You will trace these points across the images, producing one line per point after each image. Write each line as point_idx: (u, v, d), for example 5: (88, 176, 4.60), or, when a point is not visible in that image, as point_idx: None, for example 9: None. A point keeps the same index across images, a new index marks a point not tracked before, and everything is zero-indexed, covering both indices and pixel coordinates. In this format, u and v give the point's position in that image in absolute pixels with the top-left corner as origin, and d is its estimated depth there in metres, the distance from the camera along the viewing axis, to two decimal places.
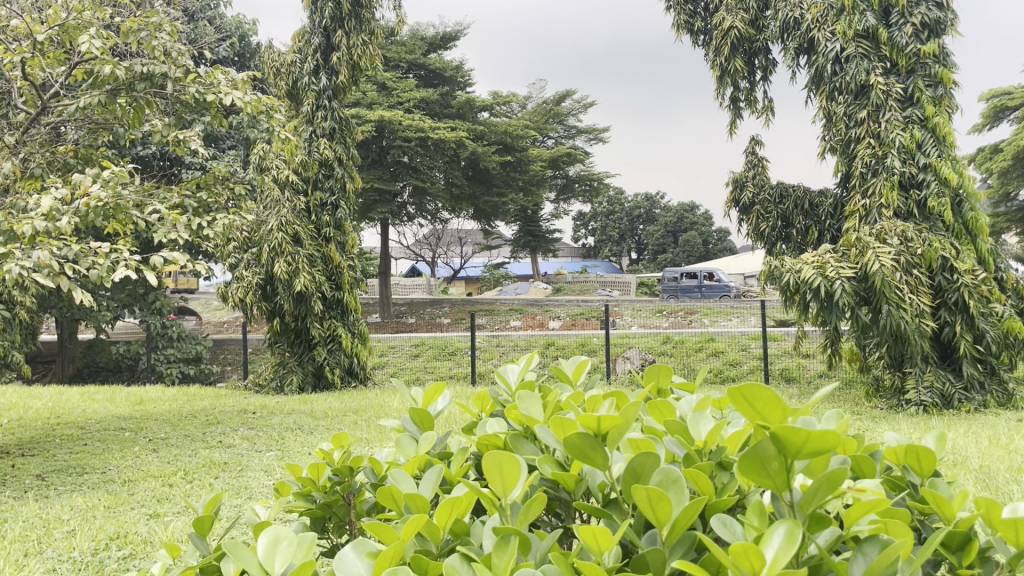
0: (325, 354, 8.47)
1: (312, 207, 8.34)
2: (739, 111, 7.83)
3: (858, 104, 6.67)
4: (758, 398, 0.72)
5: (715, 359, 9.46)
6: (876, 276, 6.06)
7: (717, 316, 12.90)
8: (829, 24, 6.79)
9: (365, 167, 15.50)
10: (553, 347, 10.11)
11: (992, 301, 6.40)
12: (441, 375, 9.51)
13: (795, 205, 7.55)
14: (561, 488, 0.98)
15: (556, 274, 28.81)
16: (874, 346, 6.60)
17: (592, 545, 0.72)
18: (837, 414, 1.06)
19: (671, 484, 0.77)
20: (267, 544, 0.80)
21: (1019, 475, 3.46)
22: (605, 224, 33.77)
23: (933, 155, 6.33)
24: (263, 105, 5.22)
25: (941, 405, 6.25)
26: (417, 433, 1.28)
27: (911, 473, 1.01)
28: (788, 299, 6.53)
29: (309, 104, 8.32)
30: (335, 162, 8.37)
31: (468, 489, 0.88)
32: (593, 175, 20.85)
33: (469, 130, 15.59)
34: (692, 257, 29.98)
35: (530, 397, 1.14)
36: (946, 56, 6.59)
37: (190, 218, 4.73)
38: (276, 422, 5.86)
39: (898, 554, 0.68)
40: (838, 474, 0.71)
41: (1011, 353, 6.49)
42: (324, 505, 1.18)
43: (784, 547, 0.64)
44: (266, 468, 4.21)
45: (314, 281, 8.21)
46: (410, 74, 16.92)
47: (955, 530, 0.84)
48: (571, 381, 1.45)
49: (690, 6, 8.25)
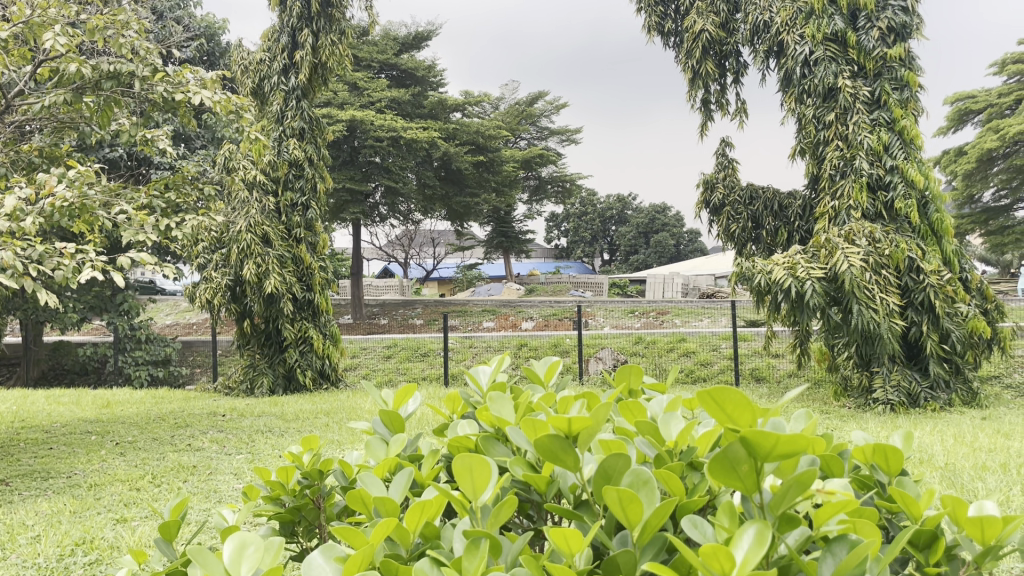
0: (296, 356, 8.41)
1: (282, 207, 8.26)
2: (710, 113, 7.89)
3: (826, 107, 6.76)
4: (728, 401, 0.72)
5: (686, 360, 9.51)
6: (845, 277, 6.13)
7: (688, 317, 12.98)
8: (797, 28, 6.89)
9: (337, 167, 15.32)
10: (525, 348, 10.13)
11: (958, 301, 6.50)
12: (414, 376, 9.49)
13: (764, 206, 7.63)
14: (533, 489, 0.98)
15: (530, 275, 28.82)
16: (842, 346, 6.68)
17: (564, 547, 0.72)
18: (806, 414, 1.07)
19: (642, 485, 0.77)
20: (233, 550, 0.79)
21: (983, 472, 3.51)
22: (578, 224, 33.98)
23: (899, 157, 6.44)
24: (232, 104, 5.14)
25: (907, 404, 6.34)
26: (388, 435, 1.26)
27: (879, 472, 1.02)
28: (759, 300, 6.58)
29: (278, 104, 8.27)
30: (305, 163, 8.32)
31: (439, 493, 0.87)
32: (565, 176, 20.96)
33: (439, 129, 15.59)
34: (663, 258, 30.20)
35: (502, 398, 1.13)
36: (912, 59, 6.67)
37: (158, 219, 4.63)
38: (246, 424, 5.80)
39: (867, 553, 0.68)
40: (807, 475, 0.71)
41: (975, 352, 6.60)
42: (293, 510, 1.17)
43: (754, 549, 0.64)
44: (235, 471, 4.16)
45: (284, 282, 8.12)
46: (382, 75, 16.84)
47: (922, 528, 0.85)
48: (542, 382, 1.44)
49: (662, 7, 8.29)
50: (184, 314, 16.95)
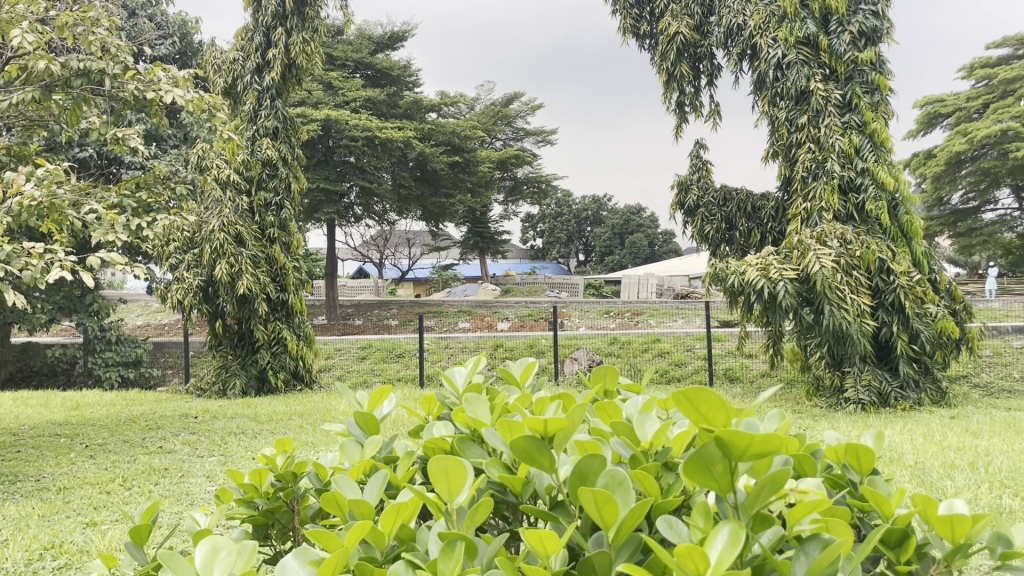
0: (268, 357, 8.35)
1: (256, 207, 8.19)
2: (685, 115, 7.94)
3: (799, 109, 6.83)
4: (703, 402, 0.73)
5: (661, 360, 9.57)
6: (817, 278, 6.20)
7: (663, 317, 13.06)
8: (770, 31, 6.94)
9: (311, 167, 15.22)
10: (501, 349, 10.14)
11: (927, 301, 6.59)
12: (389, 378, 9.45)
13: (738, 208, 7.69)
14: (508, 491, 0.98)
15: (506, 275, 28.85)
16: (814, 346, 6.74)
17: (539, 549, 0.72)
18: (779, 414, 1.07)
19: (617, 485, 0.77)
20: (205, 555, 0.78)
21: (952, 471, 3.57)
22: (554, 225, 34.07)
23: (870, 159, 6.53)
24: (205, 103, 5.08)
25: (878, 403, 6.43)
26: (363, 437, 1.26)
27: (851, 472, 1.03)
28: (732, 300, 6.63)
29: (251, 103, 8.21)
30: (279, 162, 8.25)
31: (414, 495, 0.87)
32: (541, 177, 21.01)
33: (415, 129, 15.56)
34: (638, 259, 30.36)
35: (478, 399, 1.13)
36: (882, 63, 6.76)
37: (129, 218, 4.57)
38: (218, 426, 5.75)
39: (839, 553, 0.69)
40: (781, 475, 0.71)
41: (943, 352, 6.70)
42: (266, 513, 1.16)
43: (728, 549, 0.65)
44: (208, 474, 4.12)
45: (257, 282, 8.05)
46: (357, 74, 16.75)
47: (893, 527, 0.86)
48: (518, 383, 1.44)
49: (637, 10, 8.33)
50: (155, 314, 16.80)
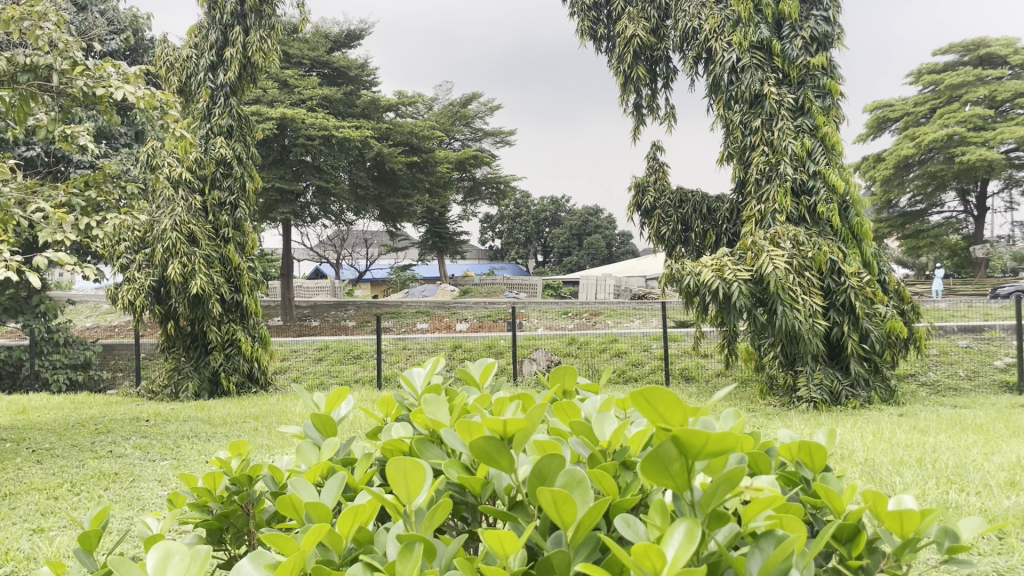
0: (221, 359, 8.22)
1: (209, 207, 8.06)
2: (642, 117, 8.00)
3: (753, 113, 6.93)
4: (659, 401, 0.74)
5: (618, 360, 9.63)
6: (770, 279, 6.30)
7: (620, 317, 13.16)
8: (725, 35, 7.02)
9: (267, 166, 15.01)
10: (459, 350, 10.12)
11: (877, 302, 6.73)
12: (346, 379, 9.37)
13: (693, 209, 7.78)
14: (467, 492, 0.98)
15: (464, 276, 28.79)
16: (768, 346, 6.85)
17: (498, 550, 0.72)
18: (734, 413, 1.09)
19: (576, 484, 0.77)
20: (158, 560, 0.76)
21: (901, 467, 3.65)
22: (512, 226, 34.13)
23: (822, 162, 6.66)
24: (157, 100, 4.97)
25: (829, 402, 6.56)
26: (320, 440, 1.24)
27: (804, 469, 1.05)
28: (688, 301, 6.70)
29: (204, 101, 8.06)
30: (233, 161, 8.12)
31: (372, 498, 0.86)
32: (499, 178, 21.04)
33: (372, 129, 15.47)
34: (595, 260, 30.57)
35: (436, 401, 1.13)
36: (834, 68, 6.90)
37: (77, 218, 4.46)
38: (171, 429, 5.65)
39: (792, 548, 0.70)
40: (735, 473, 0.72)
41: (892, 352, 6.86)
42: (220, 517, 1.14)
43: (684, 546, 0.65)
44: (160, 478, 4.04)
45: (211, 283, 7.92)
46: (314, 73, 16.57)
47: (844, 523, 0.88)
48: (478, 384, 1.44)
49: (594, 12, 8.38)
50: (105, 315, 16.43)
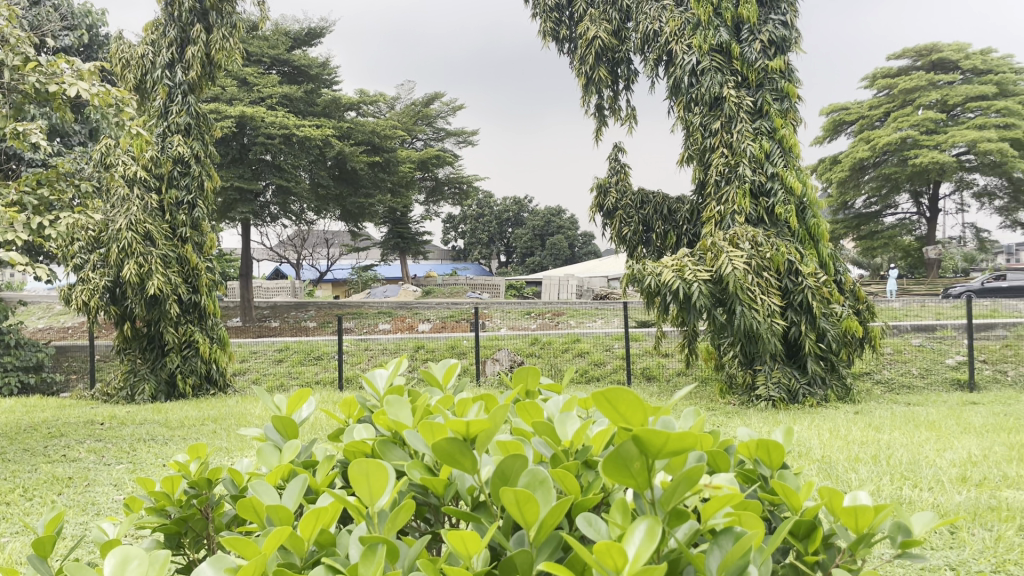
0: (178, 361, 8.09)
1: (166, 206, 7.93)
2: (604, 119, 8.04)
3: (712, 115, 7.01)
4: (620, 401, 0.74)
5: (580, 360, 9.68)
6: (729, 279, 6.38)
7: (582, 317, 13.24)
8: (685, 38, 7.09)
9: (225, 165, 14.79)
10: (421, 350, 10.09)
11: (833, 302, 6.85)
12: (307, 381, 9.27)
13: (654, 210, 7.85)
14: (430, 493, 0.98)
15: (426, 277, 28.68)
16: (727, 345, 6.94)
17: (461, 550, 0.71)
18: (694, 412, 1.10)
19: (539, 484, 0.78)
20: (115, 564, 0.75)
21: (857, 464, 3.73)
22: (474, 227, 34.10)
23: (779, 164, 6.76)
24: (112, 98, 4.87)
25: (787, 400, 6.66)
26: (281, 442, 1.23)
27: (762, 466, 1.07)
28: (649, 301, 6.76)
29: (161, 99, 7.91)
30: (191, 160, 7.99)
31: (334, 499, 0.86)
32: (461, 178, 21.01)
33: (334, 128, 15.35)
34: (558, 261, 30.67)
35: (399, 402, 1.13)
36: (791, 72, 7.01)
37: (29, 217, 4.36)
38: (127, 433, 5.55)
39: (750, 545, 0.71)
40: (695, 471, 0.73)
41: (848, 350, 6.98)
42: (179, 521, 1.12)
43: (645, 543, 0.66)
44: (115, 482, 3.97)
45: (168, 283, 7.79)
46: (274, 71, 16.38)
47: (801, 519, 0.90)
48: (441, 385, 1.44)
49: (557, 13, 8.39)
50: (58, 317, 16.07)
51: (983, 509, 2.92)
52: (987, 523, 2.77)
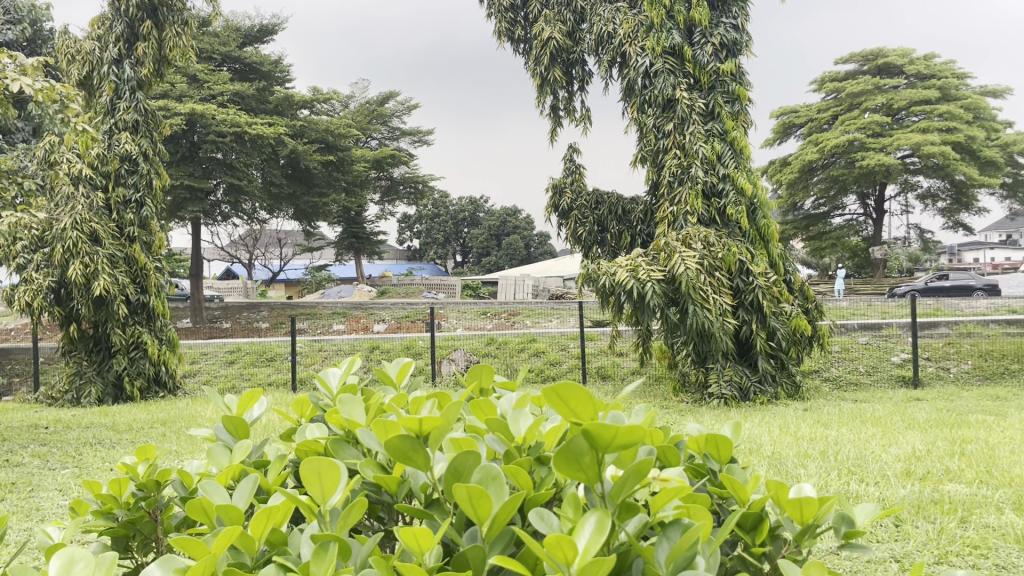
0: (125, 363, 7.92)
1: (113, 204, 7.74)
2: (559, 119, 8.08)
3: (665, 117, 7.10)
4: (571, 397, 0.75)
5: (536, 360, 9.71)
6: (682, 278, 6.47)
7: (538, 317, 13.28)
8: (639, 40, 7.16)
9: (174, 163, 14.51)
10: (376, 351, 10.01)
11: (783, 301, 6.97)
12: (259, 382, 9.14)
13: (609, 211, 7.91)
14: (383, 491, 0.98)
15: (381, 277, 28.47)
16: (680, 344, 7.02)
17: (413, 546, 0.72)
18: (645, 408, 1.11)
19: (491, 480, 0.78)
20: (60, 566, 0.73)
21: (806, 459, 3.81)
22: (430, 227, 33.98)
23: (730, 166, 6.87)
24: (57, 93, 4.74)
25: (739, 397, 6.76)
26: (232, 442, 1.22)
27: (711, 460, 1.08)
28: (604, 301, 6.81)
29: (108, 95, 7.73)
30: (139, 158, 7.81)
31: (285, 498, 0.85)
32: (417, 177, 20.92)
33: (286, 126, 15.19)
34: (514, 261, 30.71)
35: (352, 400, 1.12)
36: (742, 75, 7.13)
37: None
38: (73, 436, 5.41)
39: (698, 537, 0.73)
40: (644, 464, 0.74)
41: (797, 348, 7.11)
42: (126, 524, 1.10)
43: (594, 536, 0.67)
44: (60, 487, 3.87)
45: (115, 284, 7.63)
46: (224, 68, 16.13)
47: (748, 511, 0.92)
48: (395, 383, 1.43)
49: (511, 14, 8.42)
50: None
51: (926, 502, 3.01)
52: (930, 516, 2.85)
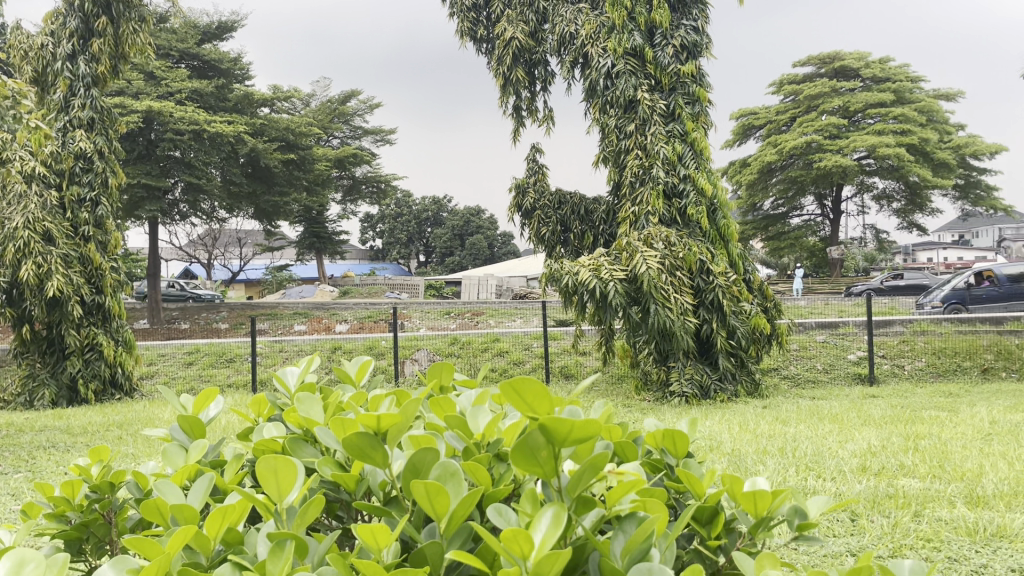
0: (80, 365, 7.76)
1: (67, 203, 7.57)
2: (521, 120, 8.09)
3: (627, 118, 7.15)
4: (528, 392, 0.76)
5: (499, 359, 9.71)
6: (643, 278, 6.52)
7: (501, 317, 13.29)
8: (601, 41, 7.20)
9: (131, 161, 14.24)
10: (338, 351, 9.94)
11: (742, 300, 7.06)
12: (218, 384, 9.01)
13: (572, 211, 7.95)
14: (341, 489, 0.97)
15: (344, 277, 28.25)
16: (642, 343, 7.08)
17: (370, 544, 0.71)
18: (603, 404, 1.12)
19: (450, 475, 0.78)
20: (9, 567, 0.72)
21: (764, 456, 3.86)
22: (393, 227, 33.81)
23: (691, 166, 6.94)
24: (8, 90, 4.63)
25: (700, 395, 6.84)
26: (187, 442, 1.20)
27: (668, 455, 1.09)
28: (567, 300, 6.83)
29: (62, 92, 7.56)
30: (94, 155, 7.65)
31: (241, 498, 0.84)
32: (379, 177, 20.81)
33: (246, 125, 15.02)
34: (477, 260, 30.68)
35: (310, 398, 1.11)
36: (702, 77, 7.21)
37: None
38: (25, 440, 5.29)
39: (654, 530, 0.74)
40: (600, 458, 0.75)
41: (757, 347, 7.21)
42: (79, 527, 1.08)
43: (551, 529, 0.68)
44: (13, 492, 3.78)
45: (70, 284, 7.47)
46: (182, 65, 15.90)
47: (704, 505, 0.93)
48: (354, 382, 1.43)
49: (474, 13, 8.41)
50: None
51: (881, 496, 3.07)
52: (884, 510, 2.92)
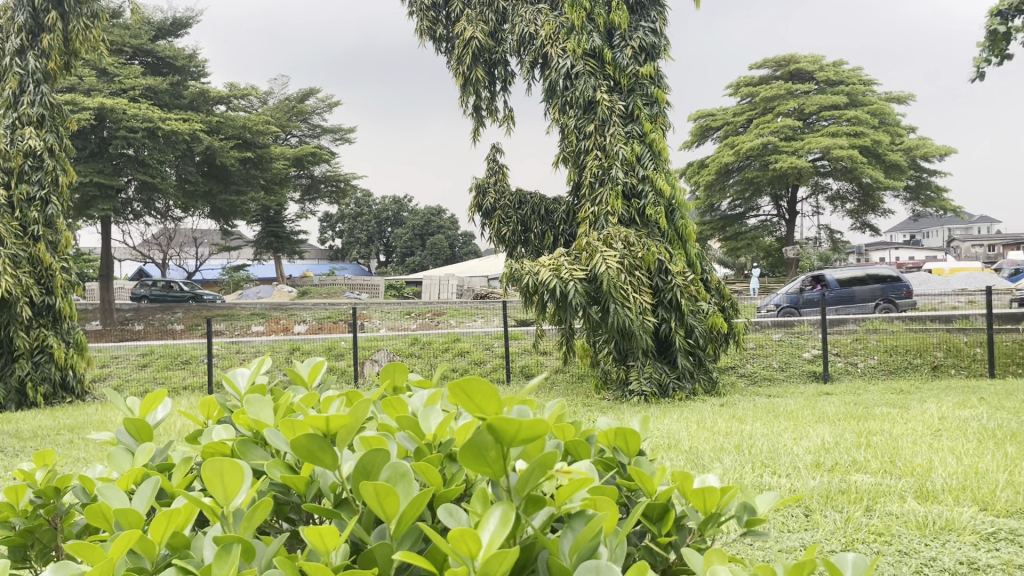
0: (29, 367, 7.56)
1: (15, 202, 7.37)
2: (481, 119, 8.08)
3: (586, 118, 7.18)
4: (475, 392, 0.76)
5: (460, 360, 9.70)
6: (603, 278, 6.56)
7: (462, 317, 13.27)
8: (560, 41, 7.23)
9: (82, 159, 13.92)
10: (297, 352, 9.84)
11: (700, 299, 7.14)
12: (174, 386, 8.86)
13: (532, 211, 7.96)
14: (292, 491, 0.96)
15: (303, 277, 27.97)
16: (602, 342, 7.12)
17: (319, 546, 0.71)
18: (555, 404, 1.13)
19: (399, 477, 0.78)
20: None
21: (721, 453, 3.92)
22: (353, 227, 33.56)
23: (649, 167, 7.00)
24: None
25: (658, 394, 6.91)
26: (134, 445, 1.18)
27: (620, 454, 1.10)
28: (527, 300, 6.84)
29: (10, 87, 7.36)
30: (44, 153, 7.46)
31: (188, 501, 0.83)
32: (339, 176, 20.64)
33: (202, 123, 14.79)
34: (438, 261, 30.60)
35: (260, 400, 1.10)
36: (660, 78, 7.28)
37: None
38: None
39: (601, 527, 0.75)
40: (550, 457, 0.76)
41: (714, 345, 7.30)
42: (23, 532, 1.05)
43: (498, 529, 0.68)
44: None
45: (19, 285, 7.29)
46: (136, 61, 15.61)
47: (654, 502, 0.94)
48: (306, 383, 1.41)
49: (433, 12, 8.38)
50: None
51: (834, 492, 3.14)
52: (837, 505, 2.97)
